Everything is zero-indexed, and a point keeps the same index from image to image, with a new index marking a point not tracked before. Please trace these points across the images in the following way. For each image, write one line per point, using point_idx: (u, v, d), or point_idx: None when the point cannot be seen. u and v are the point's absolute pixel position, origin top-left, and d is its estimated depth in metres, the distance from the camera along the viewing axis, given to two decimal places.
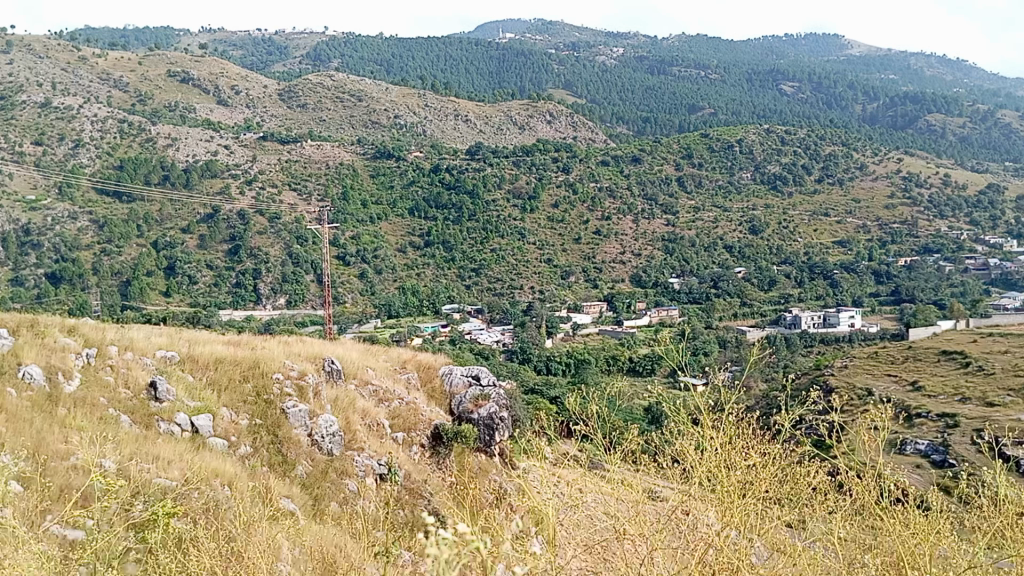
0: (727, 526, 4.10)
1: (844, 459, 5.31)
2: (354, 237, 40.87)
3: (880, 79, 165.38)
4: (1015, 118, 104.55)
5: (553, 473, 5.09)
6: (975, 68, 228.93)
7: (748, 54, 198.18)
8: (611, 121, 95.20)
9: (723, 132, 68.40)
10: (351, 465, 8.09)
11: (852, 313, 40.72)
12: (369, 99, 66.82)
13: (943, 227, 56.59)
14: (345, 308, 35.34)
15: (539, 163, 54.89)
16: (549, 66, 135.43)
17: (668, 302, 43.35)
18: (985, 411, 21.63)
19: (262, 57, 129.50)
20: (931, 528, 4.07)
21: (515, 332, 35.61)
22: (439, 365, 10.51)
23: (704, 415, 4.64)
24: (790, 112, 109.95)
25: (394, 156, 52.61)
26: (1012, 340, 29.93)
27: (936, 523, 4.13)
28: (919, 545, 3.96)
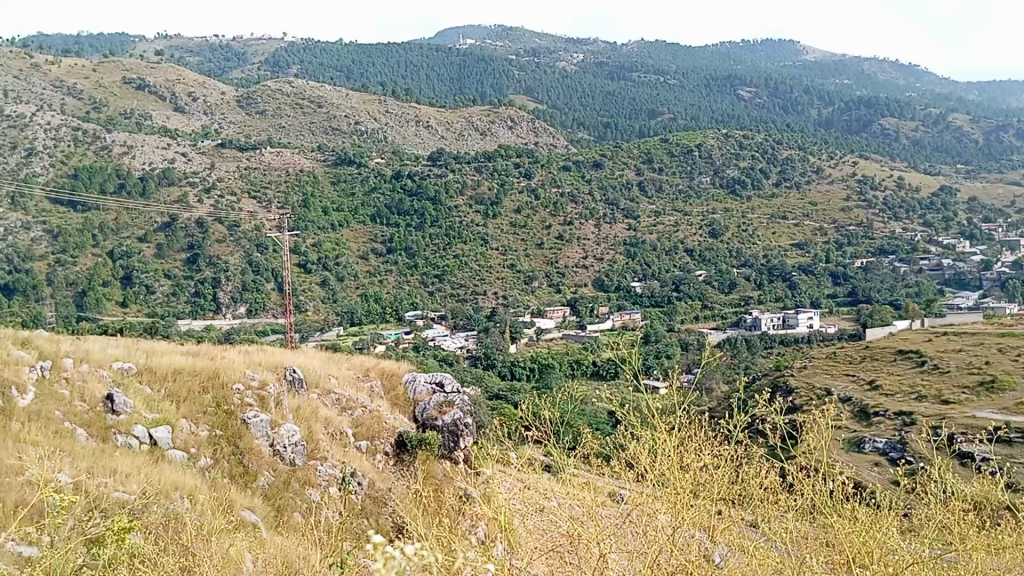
0: (681, 525, 4.14)
1: (800, 459, 5.35)
2: (316, 244, 40.43)
3: (835, 85, 168.82)
4: (965, 122, 107.34)
5: (513, 481, 5.08)
6: (927, 74, 234.49)
7: (705, 60, 200.60)
8: (571, 126, 95.73)
9: (682, 138, 69.19)
10: (314, 474, 8.04)
11: (810, 314, 41.44)
12: (330, 106, 66.39)
13: (897, 229, 57.76)
14: (307, 316, 35.09)
15: (501, 168, 54.82)
16: (510, 70, 135.62)
17: (630, 306, 43.93)
18: (940, 408, 22.14)
19: (219, 64, 128.12)
20: (879, 524, 4.15)
21: (479, 338, 35.64)
22: (402, 372, 10.47)
23: (659, 421, 4.68)
24: (747, 118, 111.64)
25: (355, 163, 52.14)
26: (965, 339, 30.62)
27: (888, 521, 4.21)
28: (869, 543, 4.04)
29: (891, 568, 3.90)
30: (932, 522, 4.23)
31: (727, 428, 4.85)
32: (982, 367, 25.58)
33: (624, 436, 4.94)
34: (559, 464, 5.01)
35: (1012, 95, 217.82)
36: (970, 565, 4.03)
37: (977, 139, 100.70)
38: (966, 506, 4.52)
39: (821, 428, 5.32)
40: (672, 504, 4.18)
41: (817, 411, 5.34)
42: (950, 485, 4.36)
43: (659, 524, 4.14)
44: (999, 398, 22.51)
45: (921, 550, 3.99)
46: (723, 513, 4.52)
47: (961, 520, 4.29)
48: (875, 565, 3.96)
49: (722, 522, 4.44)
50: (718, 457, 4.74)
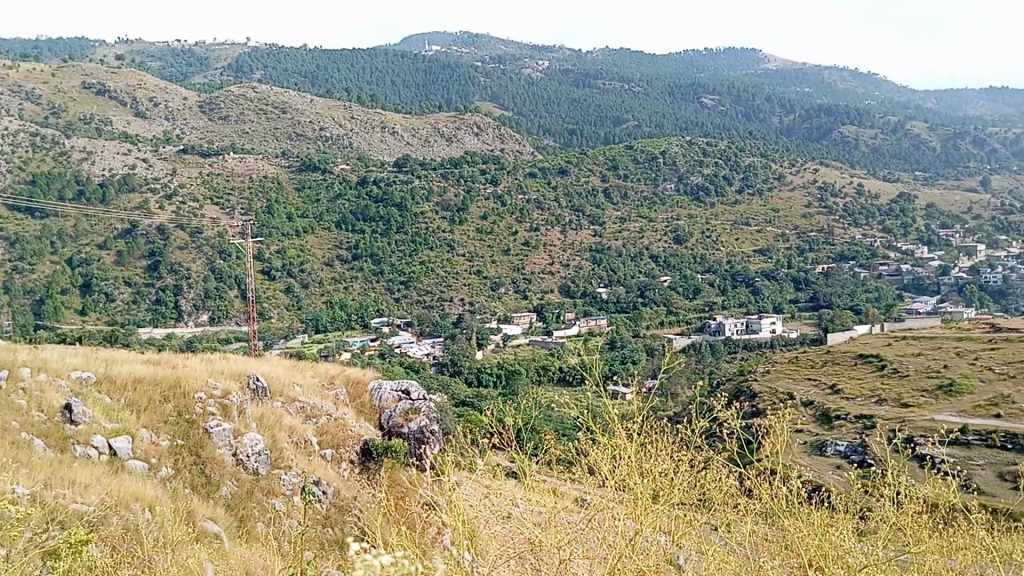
0: (644, 530, 4.17)
1: (762, 464, 5.37)
2: (279, 251, 39.92)
3: (796, 93, 171.35)
4: (923, 130, 109.43)
5: (475, 487, 5.08)
6: (885, 83, 238.75)
7: (669, 67, 202.46)
8: (537, 132, 96.07)
9: (647, 145, 69.68)
10: (278, 484, 7.97)
11: (772, 319, 41.96)
12: (294, 112, 65.86)
13: (857, 235, 58.69)
14: (271, 323, 34.78)
15: (467, 174, 54.66)
16: (475, 77, 135.71)
17: (596, 312, 44.19)
18: (899, 412, 22.57)
19: (181, 68, 126.77)
20: (837, 527, 4.20)
21: (445, 345, 35.54)
22: (368, 380, 10.40)
23: (618, 427, 4.69)
24: (710, 125, 112.82)
25: (320, 168, 51.69)
26: (923, 343, 31.18)
27: (843, 524, 4.28)
28: (824, 545, 4.09)
29: (850, 568, 3.93)
30: (890, 522, 4.29)
31: (687, 433, 4.89)
32: (940, 371, 26.07)
33: (587, 441, 4.96)
34: (522, 468, 5.03)
35: (968, 104, 222.48)
36: (924, 565, 4.10)
37: (934, 146, 102.71)
38: (924, 509, 4.59)
39: (780, 433, 5.36)
40: (634, 507, 4.20)
41: (778, 415, 5.39)
42: (903, 488, 4.45)
43: (618, 523, 4.17)
44: (957, 402, 22.99)
45: (877, 551, 4.04)
46: (686, 516, 4.56)
47: (916, 520, 4.36)
48: (834, 565, 4.00)
49: (685, 527, 4.47)
50: (679, 462, 4.77)
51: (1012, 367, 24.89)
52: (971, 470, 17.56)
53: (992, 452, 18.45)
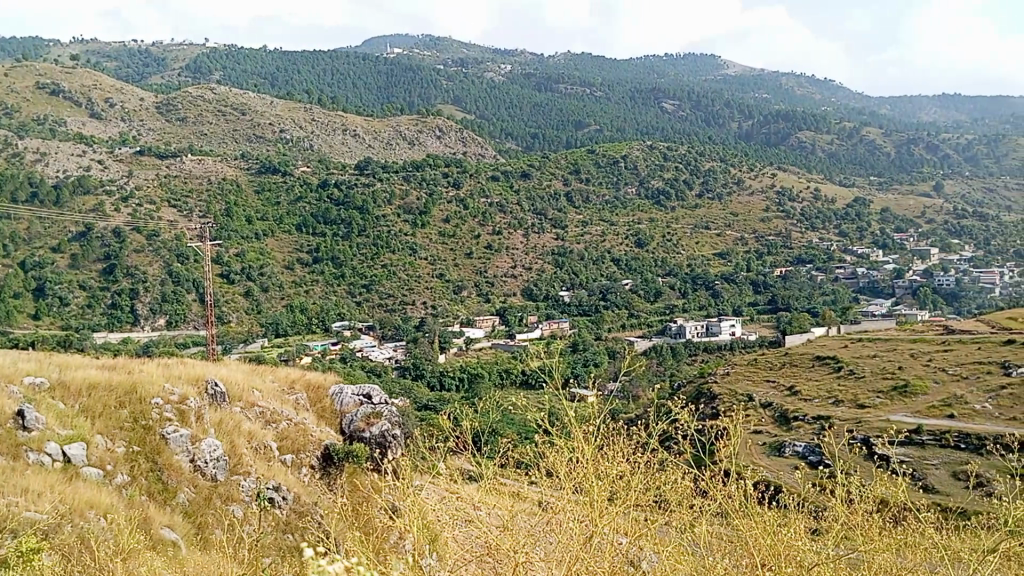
0: (601, 530, 4.20)
1: (720, 467, 5.41)
2: (239, 254, 39.24)
3: (755, 99, 173.77)
4: (877, 136, 111.64)
5: (434, 491, 5.04)
6: (841, 89, 243.23)
7: (630, 72, 204.09)
8: (500, 136, 96.31)
9: (608, 149, 70.15)
10: (237, 490, 7.86)
11: (732, 321, 42.48)
12: (254, 113, 65.16)
13: (814, 238, 59.67)
14: (229, 327, 34.38)
15: (429, 178, 54.34)
16: (437, 79, 135.50)
17: (559, 315, 44.33)
18: (856, 413, 22.96)
19: (138, 69, 124.90)
20: (787, 528, 4.26)
21: (407, 348, 35.44)
22: (329, 385, 10.31)
23: (577, 430, 4.69)
24: (670, 130, 114.05)
25: (280, 171, 51.04)
26: (879, 345, 31.75)
27: (792, 523, 4.35)
28: (776, 544, 4.15)
29: (800, 567, 4.00)
30: (843, 520, 4.37)
31: (644, 436, 4.92)
32: (895, 372, 26.60)
33: (546, 444, 4.97)
34: (482, 472, 5.03)
35: (921, 110, 227.71)
36: (875, 565, 4.17)
37: (888, 152, 104.89)
38: (879, 508, 4.66)
39: (736, 436, 5.41)
40: (591, 508, 4.22)
41: (733, 418, 5.42)
42: (858, 487, 4.52)
43: (574, 523, 4.19)
44: (911, 402, 23.50)
45: (832, 552, 4.10)
46: (641, 516, 4.59)
47: (867, 517, 4.44)
48: (787, 563, 4.04)
49: (643, 529, 4.51)
50: (635, 463, 4.80)
51: (965, 368, 25.50)
52: (926, 469, 17.95)
53: (945, 451, 18.87)
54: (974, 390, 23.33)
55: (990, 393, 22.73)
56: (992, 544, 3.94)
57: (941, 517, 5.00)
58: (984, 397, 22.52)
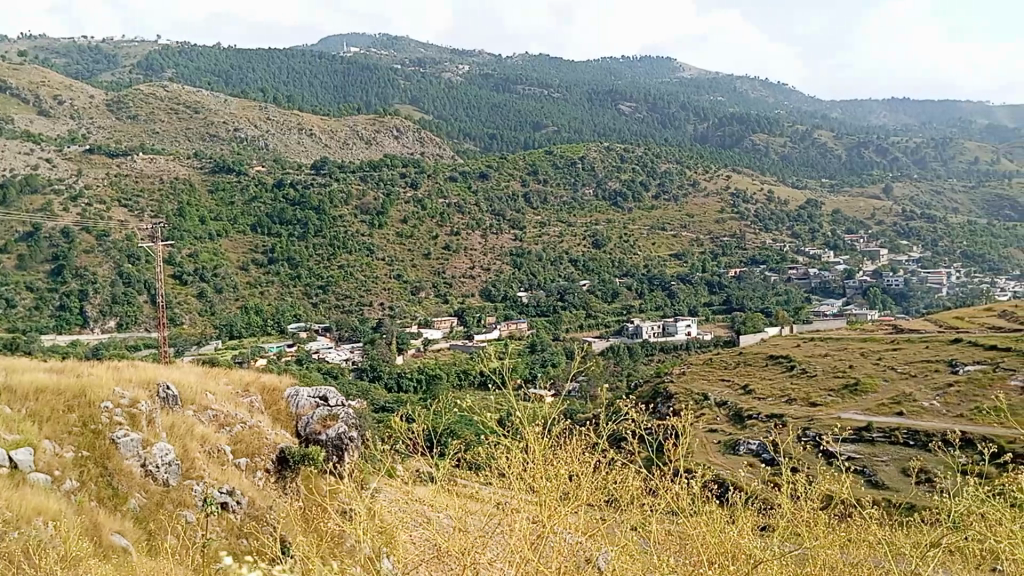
0: (554, 530, 4.22)
1: (670, 465, 5.44)
2: (192, 254, 38.61)
3: (710, 101, 176.08)
4: (828, 139, 113.89)
5: (388, 495, 5.01)
6: (793, 93, 247.70)
7: (588, 74, 205.31)
8: (457, 136, 96.20)
9: (566, 150, 70.49)
10: (188, 494, 7.73)
11: (687, 321, 42.96)
12: (207, 112, 64.10)
13: (768, 240, 60.64)
14: (182, 329, 33.91)
15: (386, 178, 53.97)
16: (395, 79, 134.69)
17: (517, 316, 44.43)
18: (808, 411, 23.34)
19: (88, 66, 122.06)
20: (736, 528, 4.30)
21: (365, 350, 35.22)
22: (283, 387, 10.23)
23: (529, 432, 4.68)
24: (627, 131, 115.05)
25: (234, 170, 50.23)
26: (829, 344, 32.35)
27: (740, 520, 4.40)
28: (724, 539, 4.18)
29: (746, 563, 4.03)
30: (791, 518, 4.42)
31: (596, 435, 4.94)
32: (846, 371, 27.11)
33: (500, 445, 4.97)
34: (436, 475, 5.01)
35: (871, 114, 232.59)
36: (820, 560, 4.24)
37: (839, 154, 107.02)
38: (829, 503, 4.72)
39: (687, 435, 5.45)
40: (541, 507, 4.23)
41: (683, 419, 5.47)
42: (804, 483, 4.57)
43: (525, 518, 4.20)
44: (862, 400, 23.98)
45: (781, 550, 4.13)
46: (593, 516, 4.61)
47: (813, 514, 4.50)
48: (734, 560, 4.06)
49: (597, 528, 4.53)
50: (586, 463, 4.81)
51: (912, 367, 26.07)
52: (875, 466, 18.32)
53: (895, 447, 19.27)
54: (923, 388, 23.86)
55: (937, 391, 23.26)
56: (931, 540, 4.05)
57: (887, 513, 5.08)
58: (932, 395, 23.02)
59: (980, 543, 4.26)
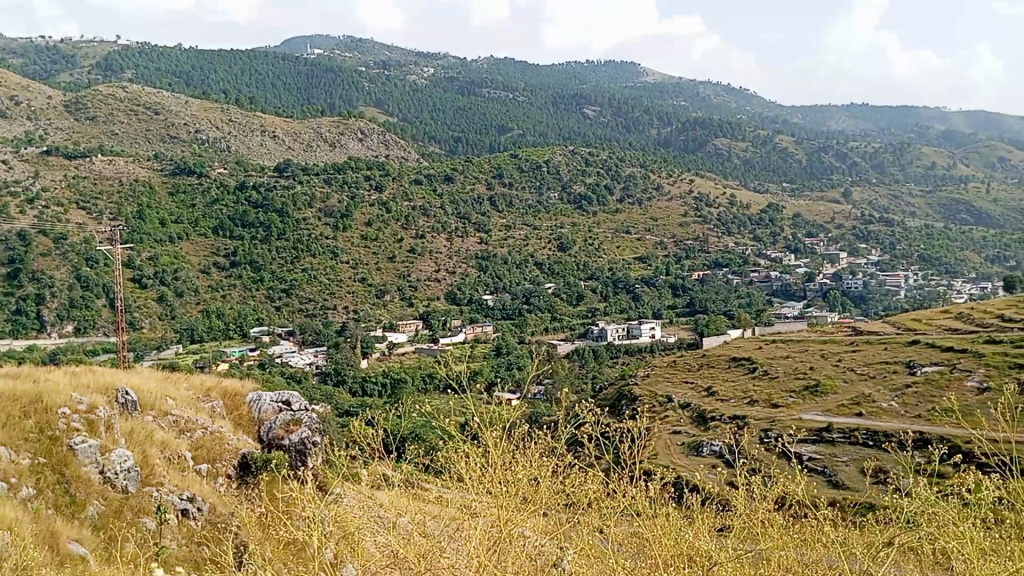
0: (513, 534, 4.22)
1: (628, 467, 5.46)
2: (152, 258, 38.06)
3: (673, 106, 177.73)
4: (789, 144, 115.57)
5: (348, 501, 4.97)
6: (755, 98, 250.81)
7: (553, 78, 206.09)
8: (422, 139, 96.04)
9: (531, 153, 70.73)
10: (148, 501, 7.60)
11: (651, 324, 43.28)
12: (168, 113, 63.20)
13: (730, 243, 61.34)
14: (142, 333, 33.46)
15: (351, 180, 53.65)
16: (359, 82, 133.98)
17: (482, 319, 44.46)
18: (770, 412, 23.68)
19: (45, 66, 119.73)
20: (691, 529, 4.32)
21: (329, 354, 34.99)
22: (246, 392, 10.14)
23: (489, 436, 4.68)
24: (592, 135, 115.68)
25: (196, 172, 49.59)
26: (790, 347, 32.83)
27: (696, 521, 4.42)
28: (680, 542, 4.21)
29: (703, 564, 4.03)
30: (745, 518, 4.48)
31: (555, 440, 4.95)
32: (807, 372, 27.52)
33: (461, 448, 4.97)
34: (397, 481, 4.99)
35: (830, 119, 236.14)
36: (775, 560, 4.28)
37: (799, 159, 108.62)
38: (788, 502, 4.76)
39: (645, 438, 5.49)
40: (501, 513, 4.22)
41: (642, 423, 5.49)
42: (761, 485, 4.62)
43: (485, 519, 4.21)
44: (823, 401, 24.35)
45: (736, 552, 4.15)
46: (552, 519, 4.63)
47: (767, 516, 4.55)
48: (690, 563, 4.08)
49: (555, 532, 4.55)
50: (543, 466, 4.81)
51: (872, 368, 26.54)
52: (835, 466, 18.63)
53: (855, 448, 19.57)
54: (882, 389, 24.30)
55: (896, 392, 23.70)
56: (881, 540, 4.13)
57: (845, 514, 5.13)
58: (890, 395, 23.47)
59: (931, 544, 4.35)
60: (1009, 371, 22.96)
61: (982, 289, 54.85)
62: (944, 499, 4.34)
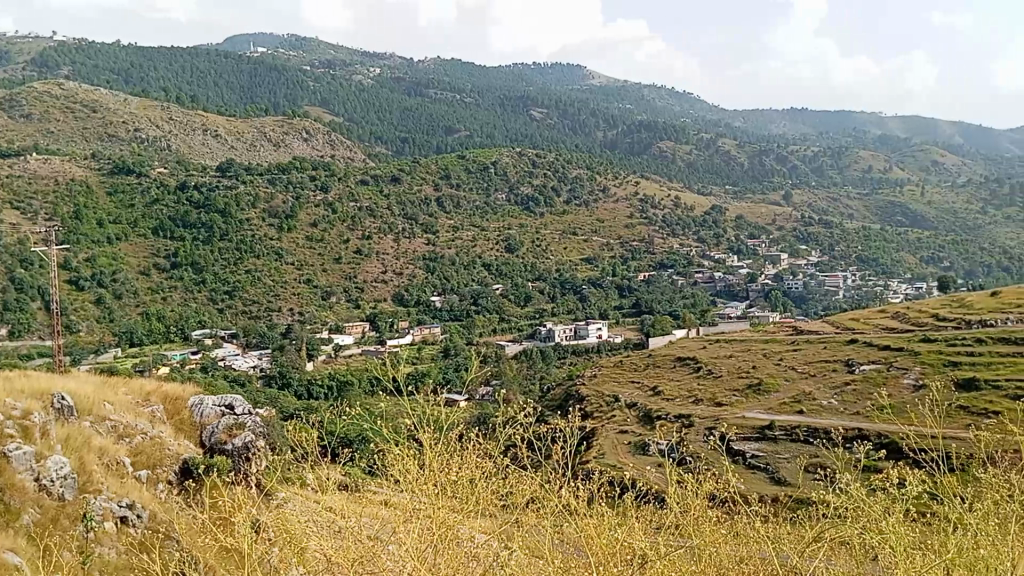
0: (446, 537, 4.18)
1: (562, 467, 5.45)
2: (89, 259, 37.10)
3: (619, 109, 179.62)
4: (732, 147, 117.75)
5: (287, 508, 4.87)
6: (699, 102, 254.73)
7: (500, 80, 206.43)
8: (368, 140, 95.35)
9: (479, 155, 70.75)
10: (87, 508, 7.35)
11: (598, 324, 43.63)
12: (106, 111, 61.61)
13: (675, 245, 62.16)
14: (80, 337, 32.68)
15: (296, 181, 52.99)
16: (304, 81, 132.23)
17: (430, 321, 44.39)
18: (714, 411, 24.04)
19: None
20: (623, 526, 4.32)
21: (273, 356, 34.56)
22: (187, 397, 10.01)
23: (424, 439, 4.62)
24: (540, 137, 116.27)
25: (135, 171, 48.37)
26: (733, 346, 33.37)
27: (627, 519, 4.44)
28: (611, 536, 4.21)
29: (632, 561, 4.03)
30: (677, 515, 4.55)
31: (489, 443, 4.91)
32: (750, 372, 28.01)
33: (400, 446, 4.92)
34: (336, 487, 4.92)
35: (772, 122, 240.84)
36: (704, 558, 4.31)
37: (742, 161, 110.66)
38: (719, 500, 4.79)
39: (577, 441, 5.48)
40: (435, 517, 4.17)
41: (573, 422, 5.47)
42: (691, 484, 4.64)
43: (423, 516, 4.18)
44: (764, 399, 24.79)
45: (665, 549, 4.16)
46: (486, 523, 4.58)
47: (700, 511, 4.59)
48: (616, 561, 4.08)
49: (488, 534, 4.50)
50: (479, 468, 4.76)
51: (811, 367, 27.13)
52: (777, 463, 19.03)
53: (796, 445, 19.97)
54: (822, 386, 24.89)
55: (835, 390, 24.23)
56: (810, 534, 4.25)
57: (775, 513, 5.19)
58: (830, 394, 23.96)
59: (857, 539, 4.42)
60: (943, 369, 23.64)
61: (917, 290, 56.57)
62: (870, 497, 4.45)
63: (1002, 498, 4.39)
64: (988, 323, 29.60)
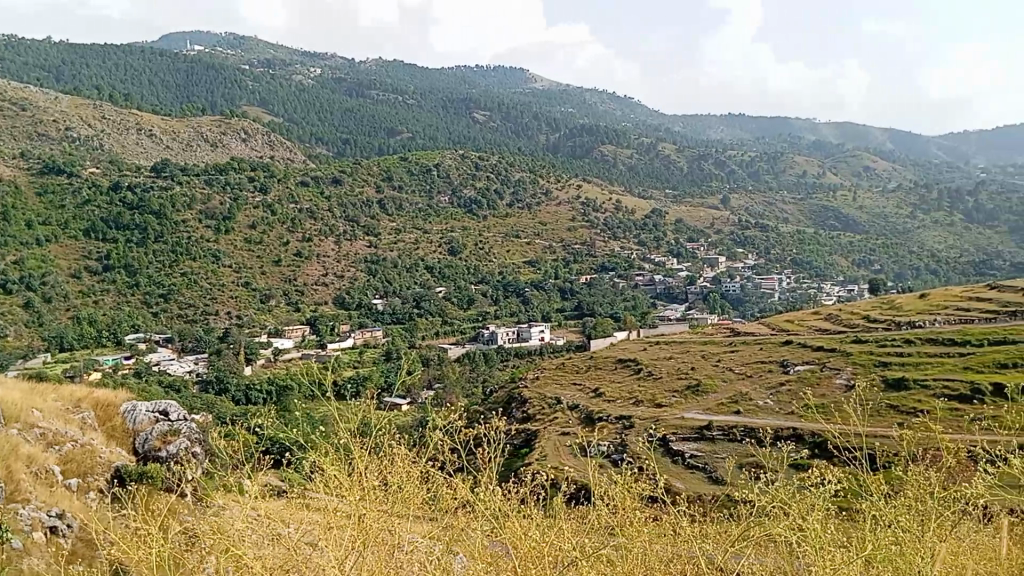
0: (377, 541, 4.11)
1: (496, 471, 5.41)
2: (16, 262, 35.86)
3: (561, 114, 180.94)
4: (671, 152, 119.55)
5: (215, 518, 4.72)
6: (640, 107, 257.82)
7: (443, 82, 205.90)
8: (309, 141, 94.26)
9: (421, 157, 70.46)
10: (16, 517, 7.03)
11: (540, 327, 43.86)
12: (35, 109, 59.61)
13: (616, 247, 62.85)
14: (7, 342, 31.58)
15: (234, 182, 52.00)
16: (243, 81, 129.95)
17: (372, 324, 44.14)
18: (654, 412, 24.35)
19: None
20: (556, 529, 4.32)
21: (210, 360, 34.01)
22: (118, 403, 9.83)
23: (355, 447, 4.54)
24: (482, 140, 116.28)
25: (66, 171, 46.86)
26: (673, 348, 33.89)
27: (561, 522, 4.45)
28: (544, 543, 4.19)
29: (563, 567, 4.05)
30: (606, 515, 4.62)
31: (422, 447, 4.86)
32: (688, 372, 28.49)
33: (331, 451, 4.82)
34: (266, 493, 4.79)
35: (710, 127, 244.92)
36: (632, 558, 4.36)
37: (680, 166, 112.40)
38: (649, 500, 4.83)
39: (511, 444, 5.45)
40: (364, 526, 4.07)
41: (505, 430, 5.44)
42: (622, 487, 4.67)
43: (354, 523, 4.10)
44: (703, 400, 25.22)
45: (594, 552, 4.19)
46: (417, 529, 4.51)
47: (630, 515, 4.61)
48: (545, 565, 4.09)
49: (418, 541, 4.43)
50: (411, 474, 4.69)
51: (748, 367, 27.71)
52: (716, 462, 19.35)
53: (731, 444, 20.35)
54: (758, 387, 25.43)
55: (770, 390, 24.76)
56: (738, 532, 4.33)
57: (705, 513, 5.26)
58: (765, 394, 24.48)
59: (787, 537, 4.48)
60: (874, 369, 24.34)
61: (849, 292, 58.19)
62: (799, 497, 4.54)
63: (921, 497, 4.54)
64: (916, 324, 30.61)
